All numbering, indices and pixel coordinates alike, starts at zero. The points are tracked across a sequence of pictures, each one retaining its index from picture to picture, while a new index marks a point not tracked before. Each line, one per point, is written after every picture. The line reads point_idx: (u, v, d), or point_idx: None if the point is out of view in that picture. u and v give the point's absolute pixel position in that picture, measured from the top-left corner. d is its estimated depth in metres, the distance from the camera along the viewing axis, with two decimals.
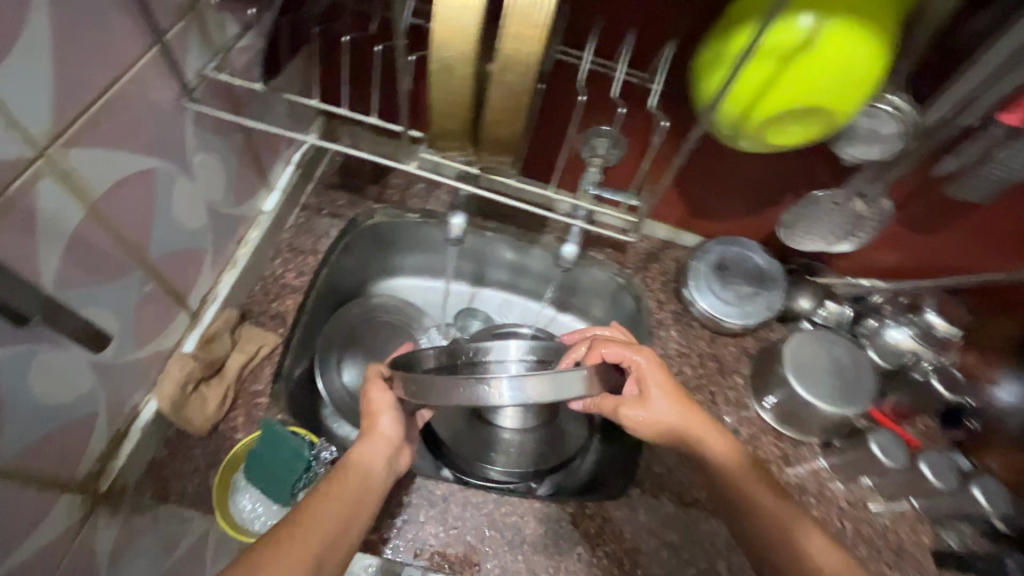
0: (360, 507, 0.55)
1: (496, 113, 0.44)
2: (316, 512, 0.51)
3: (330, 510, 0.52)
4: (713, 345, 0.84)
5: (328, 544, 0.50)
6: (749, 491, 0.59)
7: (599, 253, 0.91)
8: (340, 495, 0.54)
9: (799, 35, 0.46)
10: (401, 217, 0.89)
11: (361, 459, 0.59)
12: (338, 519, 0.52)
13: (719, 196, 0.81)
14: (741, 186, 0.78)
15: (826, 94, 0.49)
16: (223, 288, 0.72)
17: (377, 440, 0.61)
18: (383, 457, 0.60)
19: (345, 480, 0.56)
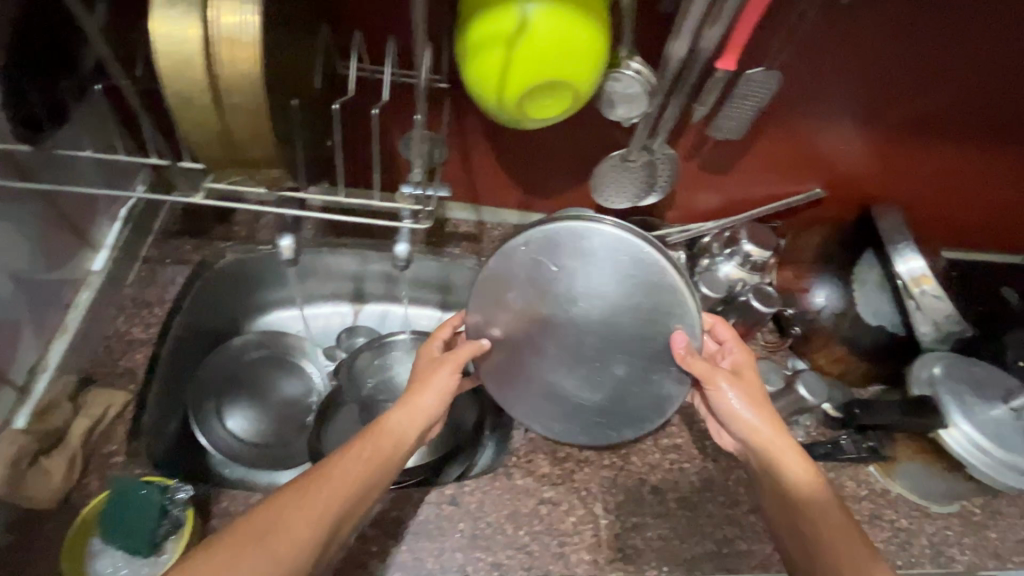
0: (385, 471, 0.60)
1: (243, 131, 0.47)
2: (335, 469, 0.57)
3: (350, 471, 0.58)
4: None
5: (345, 503, 0.56)
6: (812, 515, 0.58)
7: (457, 248, 0.96)
8: (364, 458, 0.59)
9: (512, 20, 0.52)
10: (252, 250, 0.89)
11: (390, 425, 0.63)
12: (357, 481, 0.58)
13: (542, 175, 0.87)
14: (556, 164, 0.84)
15: (560, 68, 0.55)
16: (54, 356, 0.71)
17: (411, 409, 0.64)
18: (415, 425, 0.64)
19: (377, 443, 0.61)
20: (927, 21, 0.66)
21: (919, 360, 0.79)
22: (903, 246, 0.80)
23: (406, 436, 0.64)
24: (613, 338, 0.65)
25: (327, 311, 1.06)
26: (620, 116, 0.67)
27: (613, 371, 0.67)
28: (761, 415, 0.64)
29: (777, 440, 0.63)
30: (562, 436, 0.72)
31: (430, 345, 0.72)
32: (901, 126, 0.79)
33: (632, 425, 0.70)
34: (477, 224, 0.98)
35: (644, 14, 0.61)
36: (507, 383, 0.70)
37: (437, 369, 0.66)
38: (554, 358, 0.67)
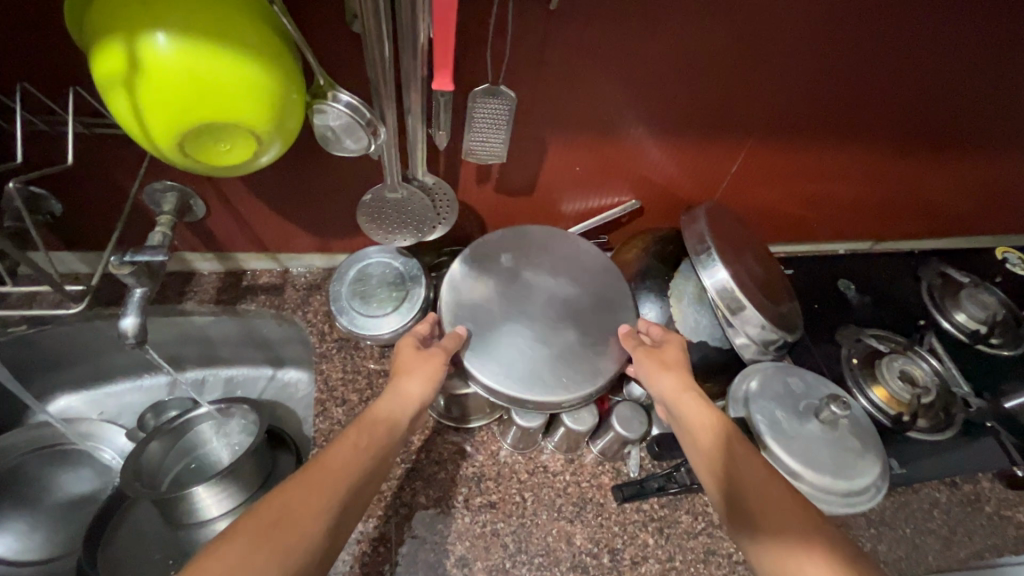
0: (381, 457, 0.59)
1: None
2: (333, 458, 0.56)
3: (347, 461, 0.56)
4: (379, 360, 0.82)
5: (351, 489, 0.54)
6: (736, 480, 0.56)
7: (253, 303, 0.85)
8: (356, 446, 0.58)
9: (121, 53, 0.43)
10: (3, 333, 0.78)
11: (382, 412, 0.62)
12: (355, 469, 0.56)
13: (326, 217, 0.79)
14: (331, 202, 0.76)
15: (199, 110, 0.46)
16: None
17: (397, 394, 0.64)
18: (406, 408, 0.64)
19: (368, 426, 0.61)
20: (691, 20, 0.58)
21: (740, 373, 0.73)
22: (706, 256, 0.73)
23: (401, 424, 0.63)
24: (566, 309, 0.74)
25: (137, 384, 0.94)
26: (352, 147, 0.59)
27: (568, 337, 0.72)
28: (675, 378, 0.66)
29: (684, 397, 0.64)
30: (503, 379, 0.67)
31: (403, 340, 0.69)
32: (702, 131, 0.74)
33: (568, 385, 0.68)
34: (281, 273, 0.89)
35: (331, 31, 0.53)
36: (480, 332, 0.70)
37: (421, 360, 0.66)
38: (514, 315, 0.72)
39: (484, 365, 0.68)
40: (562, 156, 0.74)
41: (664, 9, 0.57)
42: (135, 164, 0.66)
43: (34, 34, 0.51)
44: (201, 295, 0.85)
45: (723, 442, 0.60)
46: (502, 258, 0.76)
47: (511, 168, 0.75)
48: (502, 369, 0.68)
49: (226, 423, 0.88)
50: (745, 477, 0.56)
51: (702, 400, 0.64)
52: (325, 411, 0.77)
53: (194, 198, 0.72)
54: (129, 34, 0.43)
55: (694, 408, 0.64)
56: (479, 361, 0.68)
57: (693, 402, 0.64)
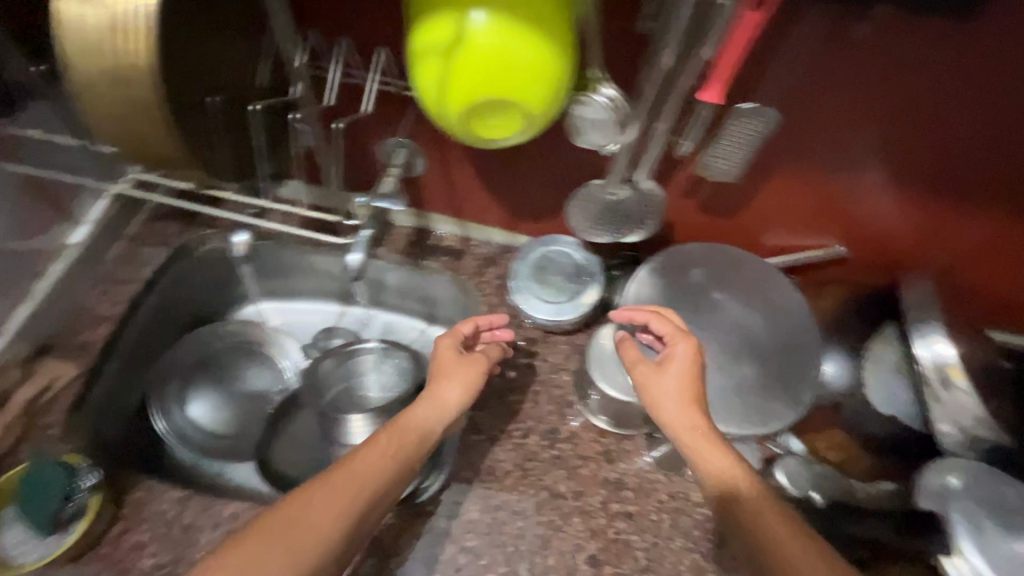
0: (413, 464, 0.57)
1: (141, 121, 0.44)
2: (358, 462, 0.54)
3: (371, 464, 0.54)
4: (542, 345, 0.84)
5: (374, 494, 0.52)
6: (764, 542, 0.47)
7: (435, 262, 0.92)
8: (386, 450, 0.56)
9: (451, 29, 0.48)
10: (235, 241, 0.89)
11: (416, 419, 0.61)
12: (383, 477, 0.54)
13: (529, 196, 0.82)
14: (541, 184, 0.79)
15: (501, 86, 0.50)
16: (18, 321, 0.71)
17: (434, 401, 0.64)
18: (438, 419, 0.62)
19: (399, 431, 0.59)
20: (994, 67, 0.51)
21: (934, 463, 0.66)
22: (925, 326, 0.66)
23: (434, 432, 0.62)
24: (746, 342, 0.71)
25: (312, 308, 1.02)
26: (595, 144, 0.61)
27: (743, 371, 0.69)
28: (676, 407, 0.56)
29: (695, 432, 0.54)
30: None
31: (443, 343, 0.70)
32: (957, 189, 0.64)
33: (736, 419, 0.65)
34: (461, 239, 0.94)
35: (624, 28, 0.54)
36: (657, 336, 0.70)
37: (464, 367, 0.67)
38: (693, 332, 0.71)
39: None
40: (784, 186, 0.70)
41: (972, 48, 0.50)
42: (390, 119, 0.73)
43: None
44: (391, 243, 0.93)
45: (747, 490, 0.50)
46: (694, 272, 0.75)
47: (723, 187, 0.72)
48: None
49: (386, 361, 0.94)
50: (761, 534, 0.47)
51: (704, 435, 0.54)
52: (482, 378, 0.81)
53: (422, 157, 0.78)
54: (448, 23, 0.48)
55: (698, 444, 0.54)
56: None
57: (693, 441, 0.54)
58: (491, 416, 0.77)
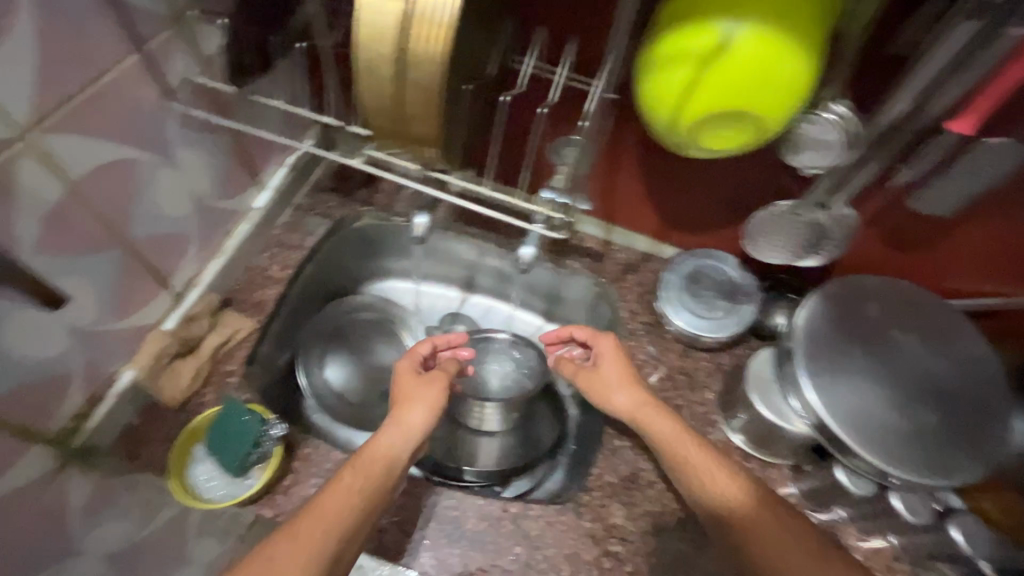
0: (379, 490, 0.59)
1: (418, 109, 0.47)
2: (328, 505, 0.56)
3: (341, 506, 0.56)
4: (684, 359, 0.83)
5: (347, 532, 0.55)
6: (750, 529, 0.58)
7: (577, 262, 0.92)
8: (348, 489, 0.57)
9: (718, 38, 0.46)
10: (388, 220, 0.92)
11: (380, 447, 0.62)
12: (348, 516, 0.56)
13: (694, 205, 0.81)
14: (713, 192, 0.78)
15: (752, 97, 0.49)
16: (208, 274, 0.76)
17: (399, 426, 0.64)
18: (407, 442, 0.64)
19: (366, 464, 0.60)
20: None
21: None
22: None
23: (400, 456, 0.63)
24: (928, 386, 0.67)
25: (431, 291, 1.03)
26: (804, 163, 0.59)
27: (923, 415, 0.65)
28: (625, 395, 0.69)
29: (652, 411, 0.67)
30: (845, 425, 0.63)
31: (402, 365, 0.70)
32: None
33: (913, 466, 0.62)
34: (603, 242, 0.94)
35: (874, 50, 0.52)
36: (832, 365, 0.67)
37: (423, 387, 0.67)
38: (869, 367, 0.67)
39: (831, 403, 0.64)
40: (993, 226, 0.65)
41: None
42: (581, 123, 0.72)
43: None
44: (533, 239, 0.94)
45: (742, 502, 0.59)
46: (871, 306, 0.71)
47: (918, 218, 0.68)
48: (847, 414, 0.64)
49: None
50: (744, 531, 0.58)
51: (660, 409, 0.67)
52: None
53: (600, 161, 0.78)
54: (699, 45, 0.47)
55: (703, 466, 0.62)
56: (827, 396, 0.65)
57: (653, 414, 0.67)
58: None
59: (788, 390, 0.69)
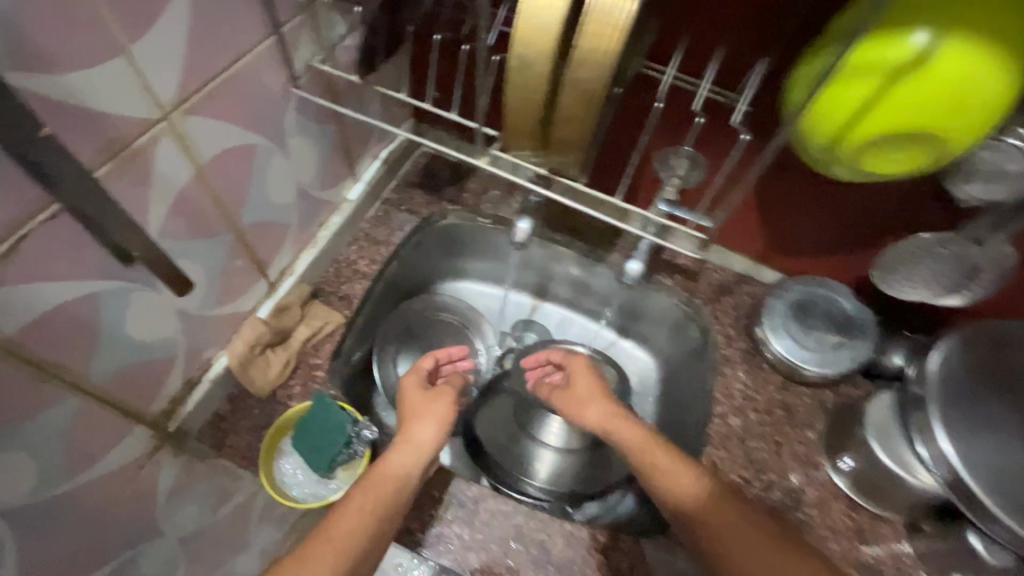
0: (394, 505, 0.58)
1: (570, 112, 0.45)
2: (337, 530, 0.54)
3: (353, 525, 0.55)
4: (784, 392, 0.77)
5: (364, 545, 0.54)
6: (710, 522, 0.60)
7: (668, 278, 0.87)
8: (360, 507, 0.56)
9: (910, 52, 0.42)
10: (472, 219, 0.88)
11: (392, 466, 0.61)
12: (361, 533, 0.54)
13: (809, 228, 0.76)
14: (836, 215, 0.72)
15: (942, 118, 0.44)
16: (301, 264, 0.75)
17: (409, 442, 0.65)
18: (419, 456, 0.64)
19: (378, 481, 0.60)
20: None
21: None
22: None
23: (415, 473, 0.62)
24: None
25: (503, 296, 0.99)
26: (970, 194, 0.54)
27: None
28: (595, 408, 0.75)
29: (618, 420, 0.72)
30: (992, 491, 0.57)
31: (408, 376, 0.75)
32: None
33: None
34: (696, 260, 0.89)
35: None
36: (975, 421, 0.60)
37: (430, 402, 0.71)
38: (1013, 424, 0.60)
39: (976, 464, 0.58)
40: None
41: None
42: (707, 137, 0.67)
43: None
44: (622, 251, 0.90)
45: (697, 495, 0.62)
46: (1016, 355, 0.64)
47: None
48: (993, 478, 0.57)
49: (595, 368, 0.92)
50: (704, 523, 0.60)
51: (624, 418, 0.72)
52: (718, 414, 0.76)
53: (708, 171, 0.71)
54: (876, 61, 0.43)
55: (670, 469, 0.64)
56: (971, 456, 0.58)
57: (622, 422, 0.72)
58: (729, 458, 0.72)
59: (914, 438, 0.63)
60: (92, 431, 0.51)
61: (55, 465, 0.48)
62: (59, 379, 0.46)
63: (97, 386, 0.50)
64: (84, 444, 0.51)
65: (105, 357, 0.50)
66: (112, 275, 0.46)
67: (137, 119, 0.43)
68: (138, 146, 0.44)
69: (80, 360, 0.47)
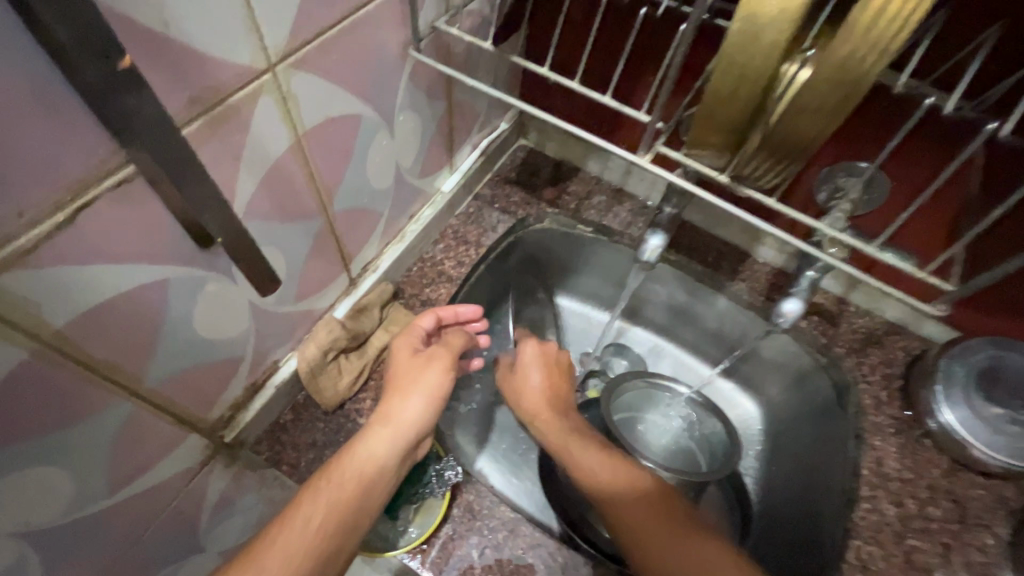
0: (358, 510, 0.45)
1: (814, 98, 0.33)
2: (271, 558, 0.41)
3: (294, 547, 0.41)
4: (951, 479, 0.62)
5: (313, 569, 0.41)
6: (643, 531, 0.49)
7: (804, 320, 0.73)
8: (312, 521, 0.43)
9: None
10: (573, 227, 0.75)
11: (359, 458, 0.47)
12: (309, 556, 0.41)
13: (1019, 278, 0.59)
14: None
15: None
16: (385, 260, 0.66)
17: (383, 427, 0.49)
18: (395, 446, 0.48)
19: (336, 482, 0.45)
20: None
21: None
22: None
23: (389, 467, 0.48)
24: None
25: (591, 316, 0.85)
26: None
27: None
28: (532, 403, 0.60)
29: (546, 420, 0.58)
30: None
31: (397, 344, 0.55)
32: None
33: None
34: (837, 301, 0.74)
35: None
36: None
37: (416, 371, 0.53)
38: None
39: None
40: None
41: None
42: (920, 149, 0.52)
43: None
44: (747, 282, 0.77)
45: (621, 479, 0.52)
46: None
47: None
48: None
49: (699, 416, 0.77)
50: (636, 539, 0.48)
51: (549, 418, 0.58)
52: (865, 497, 0.61)
53: (905, 183, 0.55)
54: None
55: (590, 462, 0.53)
56: None
57: (549, 421, 0.58)
58: (883, 557, 0.58)
59: None
60: (141, 439, 0.43)
61: (98, 478, 0.40)
62: (111, 382, 0.37)
63: (152, 392, 0.41)
64: (133, 452, 0.43)
65: (165, 357, 0.41)
66: (186, 260, 0.37)
67: (241, 67, 0.34)
68: (235, 101, 0.35)
69: (136, 360, 0.38)
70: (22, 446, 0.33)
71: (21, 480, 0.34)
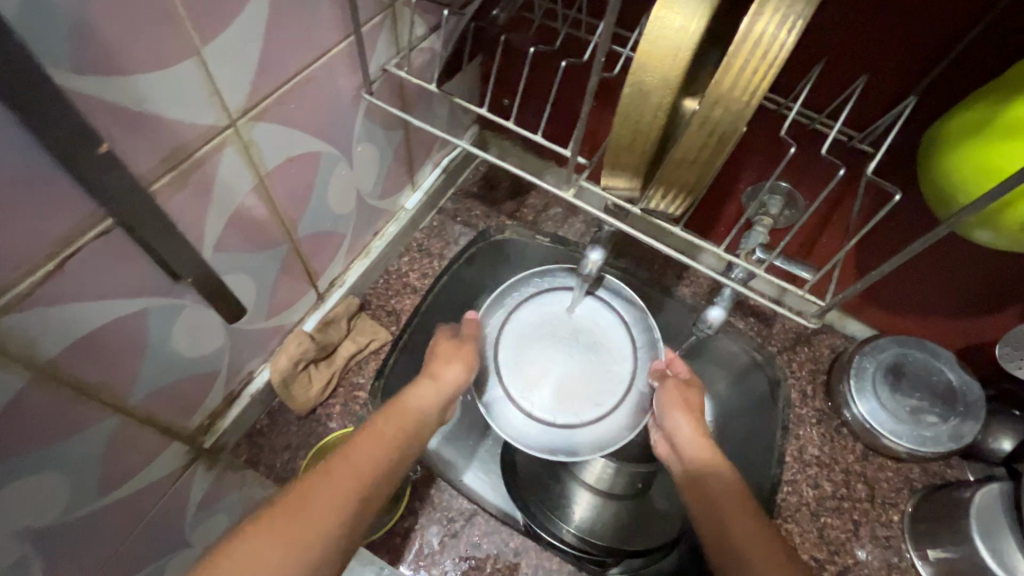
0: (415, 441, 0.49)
1: (690, 151, 0.38)
2: (345, 463, 0.43)
3: (367, 460, 0.44)
4: (864, 463, 0.70)
5: (382, 478, 0.44)
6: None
7: (742, 321, 0.79)
8: (384, 439, 0.47)
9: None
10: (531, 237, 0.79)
11: (414, 401, 0.52)
12: (381, 466, 0.45)
13: (921, 286, 0.66)
14: (960, 275, 0.61)
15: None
16: (352, 276, 0.71)
17: (433, 378, 0.54)
18: (441, 397, 0.54)
19: (394, 416, 0.49)
20: None
21: None
22: None
23: (435, 413, 0.53)
24: None
25: None
26: None
27: None
28: (686, 423, 0.55)
29: (701, 446, 0.53)
30: None
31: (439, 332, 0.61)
32: None
33: None
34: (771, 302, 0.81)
35: None
36: None
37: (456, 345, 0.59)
38: None
39: None
40: None
41: None
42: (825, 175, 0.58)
43: (917, 29, 0.44)
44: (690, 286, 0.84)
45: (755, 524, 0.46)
46: None
47: None
48: None
49: None
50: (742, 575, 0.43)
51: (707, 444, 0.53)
52: (787, 481, 0.69)
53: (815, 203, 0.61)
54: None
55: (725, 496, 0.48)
56: None
57: (703, 449, 0.52)
58: (799, 533, 0.66)
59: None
60: (130, 448, 0.48)
61: (93, 484, 0.46)
62: (101, 401, 0.42)
63: (136, 407, 0.47)
64: (123, 460, 0.48)
65: (147, 375, 0.46)
66: (163, 293, 0.43)
67: (204, 127, 0.39)
68: (199, 156, 0.40)
69: (122, 381, 0.44)
70: (28, 458, 0.39)
71: (28, 488, 0.40)
